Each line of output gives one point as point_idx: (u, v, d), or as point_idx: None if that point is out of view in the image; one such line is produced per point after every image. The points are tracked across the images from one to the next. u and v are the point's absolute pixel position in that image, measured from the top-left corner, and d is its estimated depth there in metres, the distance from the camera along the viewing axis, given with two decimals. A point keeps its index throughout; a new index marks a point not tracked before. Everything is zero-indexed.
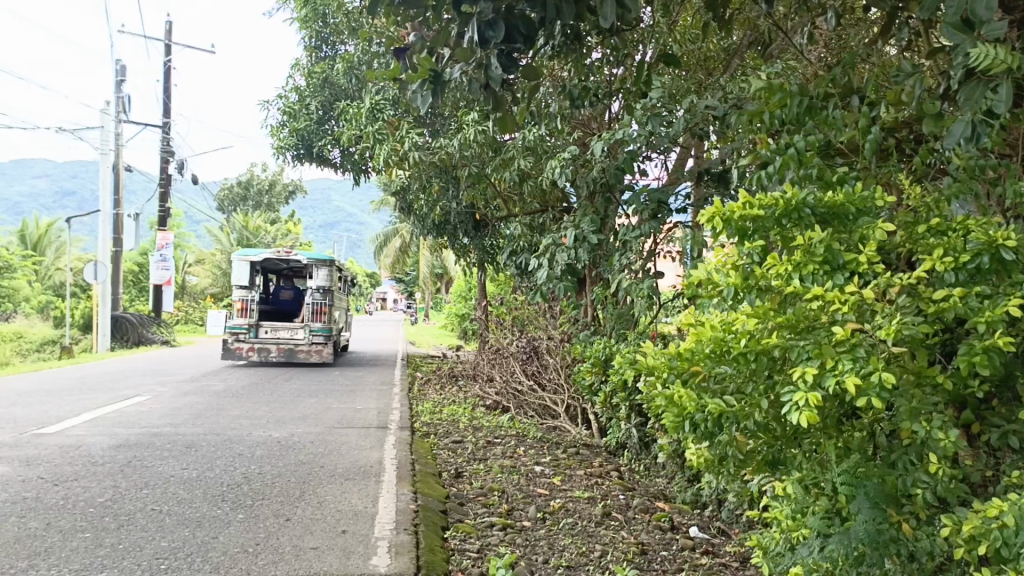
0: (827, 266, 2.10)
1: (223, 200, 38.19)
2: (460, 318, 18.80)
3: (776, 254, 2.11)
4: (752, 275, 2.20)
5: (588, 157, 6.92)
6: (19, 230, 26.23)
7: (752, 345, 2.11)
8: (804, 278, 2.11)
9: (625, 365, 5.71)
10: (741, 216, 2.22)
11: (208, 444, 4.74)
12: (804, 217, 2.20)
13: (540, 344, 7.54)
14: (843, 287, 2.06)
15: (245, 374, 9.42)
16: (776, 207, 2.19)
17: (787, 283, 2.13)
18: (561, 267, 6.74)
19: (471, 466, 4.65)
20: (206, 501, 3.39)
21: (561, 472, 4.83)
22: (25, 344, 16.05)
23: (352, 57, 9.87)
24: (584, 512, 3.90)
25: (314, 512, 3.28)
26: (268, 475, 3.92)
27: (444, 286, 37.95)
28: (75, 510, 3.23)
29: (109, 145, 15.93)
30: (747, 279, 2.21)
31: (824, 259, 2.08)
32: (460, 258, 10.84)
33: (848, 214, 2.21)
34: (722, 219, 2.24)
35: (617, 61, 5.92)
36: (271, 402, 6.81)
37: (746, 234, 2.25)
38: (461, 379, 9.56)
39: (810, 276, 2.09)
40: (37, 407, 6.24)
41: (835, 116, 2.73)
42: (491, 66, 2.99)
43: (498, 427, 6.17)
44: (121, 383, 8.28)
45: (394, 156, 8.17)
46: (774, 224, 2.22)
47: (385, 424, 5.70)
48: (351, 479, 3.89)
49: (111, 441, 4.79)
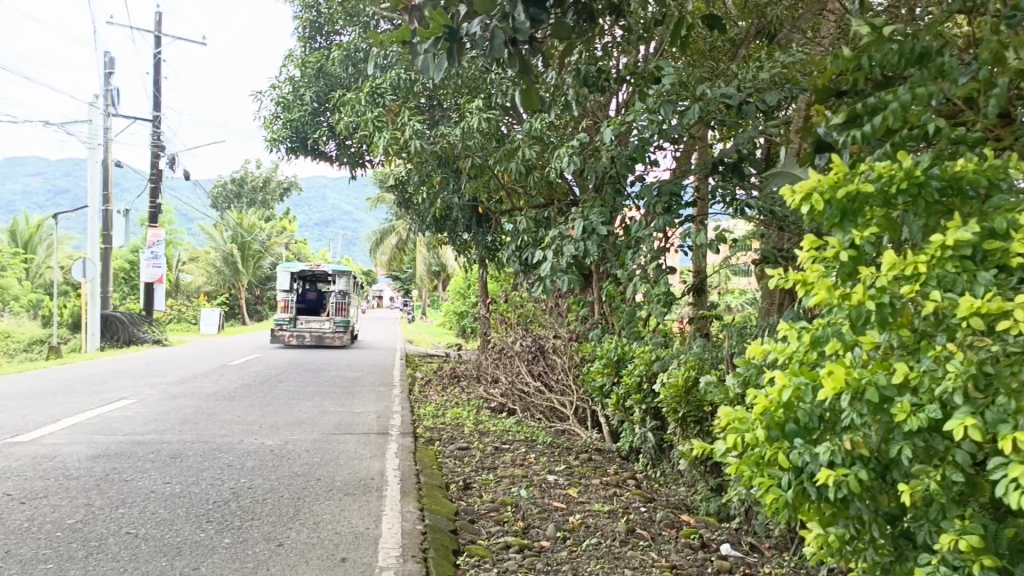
0: (968, 262, 1.78)
1: (217, 197, 37.75)
2: (459, 315, 18.45)
3: (894, 253, 1.79)
4: (871, 285, 1.85)
5: (598, 146, 6.60)
6: (9, 228, 25.77)
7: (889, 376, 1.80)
8: (941, 282, 1.79)
9: (640, 366, 5.36)
10: (844, 195, 1.92)
11: (195, 453, 4.39)
12: (925, 192, 1.91)
13: (546, 343, 7.19)
14: (990, 286, 1.74)
15: (238, 375, 9.04)
16: (886, 178, 1.90)
17: (918, 287, 1.80)
18: (566, 262, 6.34)
19: (480, 476, 4.30)
20: (189, 523, 3.04)
21: (576, 482, 4.47)
22: (11, 344, 15.64)
23: (349, 45, 9.52)
24: (607, 528, 3.54)
25: (310, 536, 2.93)
26: (258, 489, 3.57)
27: (442, 283, 37.54)
28: (40, 534, 2.88)
29: (98, 138, 15.54)
30: (872, 294, 1.84)
31: (961, 253, 1.77)
32: (461, 254, 10.50)
33: (972, 189, 1.91)
34: (821, 200, 1.95)
35: (630, 42, 5.59)
36: (264, 405, 6.45)
37: (848, 214, 1.96)
38: (463, 379, 9.21)
39: (946, 278, 1.78)
40: (15, 411, 5.87)
41: (908, 86, 2.39)
42: (520, 15, 2.77)
43: (506, 432, 5.83)
44: (106, 385, 7.89)
45: (394, 145, 7.80)
46: (882, 200, 1.93)
47: (386, 429, 5.35)
48: (350, 495, 3.54)
49: (89, 451, 4.43)
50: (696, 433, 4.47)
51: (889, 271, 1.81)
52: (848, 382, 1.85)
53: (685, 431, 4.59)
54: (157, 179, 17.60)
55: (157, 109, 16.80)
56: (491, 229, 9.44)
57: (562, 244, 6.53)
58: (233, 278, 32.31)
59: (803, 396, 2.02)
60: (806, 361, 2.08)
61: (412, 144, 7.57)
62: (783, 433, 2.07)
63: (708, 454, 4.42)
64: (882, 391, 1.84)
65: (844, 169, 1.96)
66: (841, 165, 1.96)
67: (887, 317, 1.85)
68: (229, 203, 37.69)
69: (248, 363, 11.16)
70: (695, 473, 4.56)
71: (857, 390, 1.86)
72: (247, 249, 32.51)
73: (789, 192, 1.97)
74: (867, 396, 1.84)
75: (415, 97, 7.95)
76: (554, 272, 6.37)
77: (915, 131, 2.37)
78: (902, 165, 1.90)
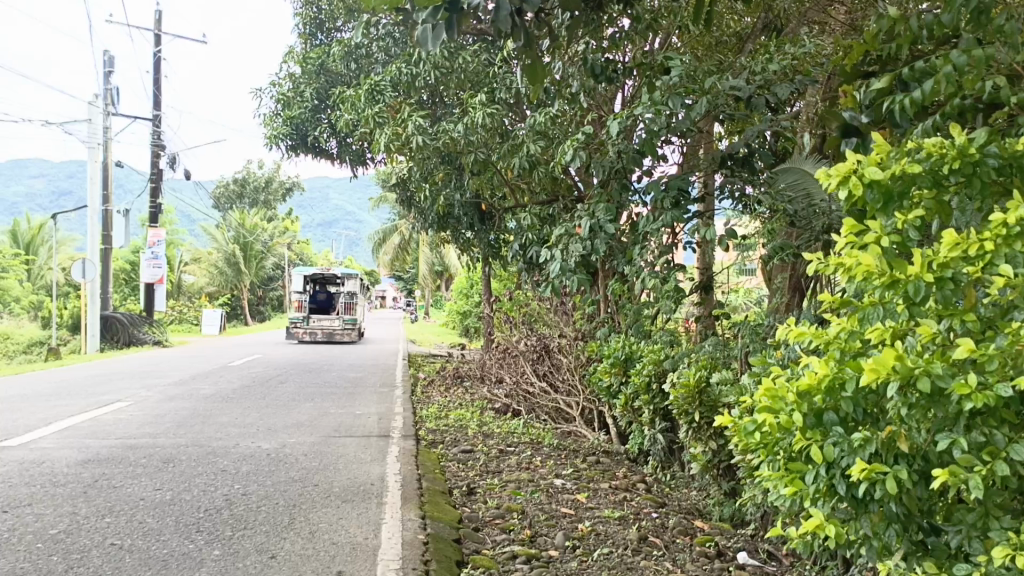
0: None
1: (219, 197, 37.62)
2: (462, 314, 18.28)
3: (954, 231, 1.68)
4: (930, 263, 1.72)
5: (604, 140, 6.43)
6: (11, 230, 25.65)
7: (946, 363, 1.63)
8: (1006, 263, 1.66)
9: (651, 365, 5.20)
10: (892, 174, 1.81)
11: (189, 458, 4.23)
12: (982, 172, 1.82)
13: (552, 342, 7.02)
14: None
15: (237, 376, 8.88)
16: (936, 156, 1.83)
17: (980, 268, 1.67)
18: (574, 261, 6.17)
19: (484, 481, 4.13)
20: (177, 533, 2.88)
21: (584, 486, 4.30)
22: (11, 346, 15.52)
23: (349, 40, 9.36)
24: (618, 536, 3.37)
25: (305, 547, 2.77)
26: (253, 497, 3.41)
27: (445, 283, 37.34)
28: (19, 546, 2.72)
29: (97, 138, 15.41)
30: (936, 270, 1.71)
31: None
32: (464, 253, 10.33)
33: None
34: (864, 179, 1.83)
35: (638, 33, 5.44)
36: (263, 407, 6.29)
37: (893, 197, 1.84)
38: (467, 380, 9.03)
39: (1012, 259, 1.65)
40: (7, 415, 5.72)
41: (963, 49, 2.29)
42: None
43: (511, 434, 5.66)
44: (102, 387, 7.73)
45: (395, 142, 7.62)
46: (932, 180, 1.84)
47: (387, 432, 5.19)
48: (348, 502, 3.38)
49: (80, 456, 4.27)
50: (709, 435, 4.29)
51: (951, 251, 1.69)
52: (897, 370, 1.66)
53: (696, 435, 4.36)
54: (157, 179, 17.46)
55: (157, 109, 16.66)
56: (494, 227, 9.27)
57: (568, 242, 6.36)
58: (235, 279, 32.18)
59: (842, 389, 1.85)
60: (845, 352, 1.90)
61: (413, 140, 7.40)
62: (819, 428, 1.90)
63: (720, 456, 4.27)
64: (936, 381, 1.66)
65: (889, 149, 1.88)
66: (887, 144, 1.88)
67: (943, 300, 1.71)
68: (231, 204, 37.58)
69: (247, 365, 10.99)
70: (707, 475, 4.40)
71: (907, 378, 1.68)
72: (249, 250, 32.38)
73: (830, 170, 1.86)
74: (920, 387, 1.66)
75: (417, 92, 7.78)
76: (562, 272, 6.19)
77: (960, 101, 2.31)
78: (953, 142, 1.83)
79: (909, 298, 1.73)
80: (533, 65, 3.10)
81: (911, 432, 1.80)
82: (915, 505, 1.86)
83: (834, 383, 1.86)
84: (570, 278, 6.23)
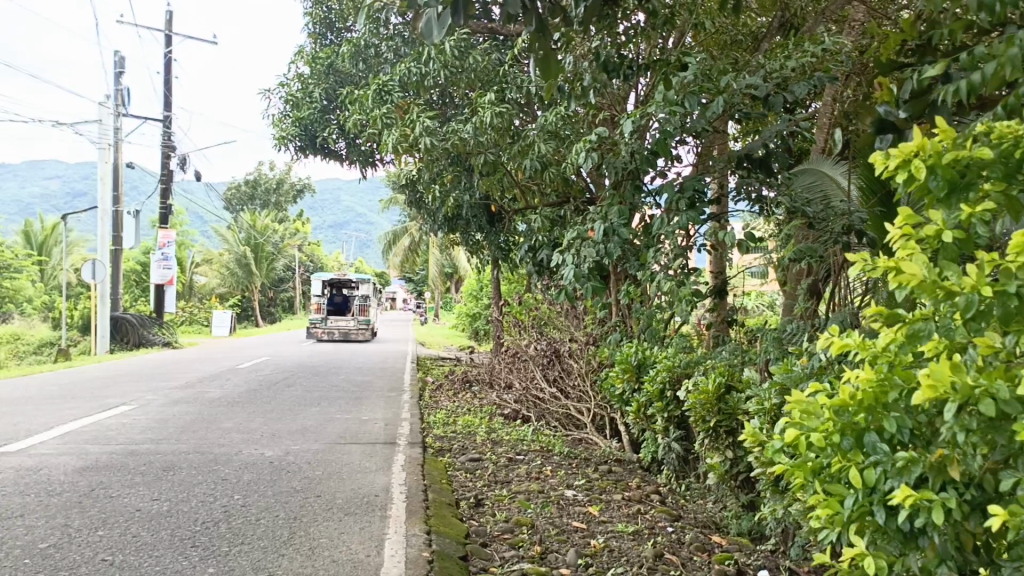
0: None
1: (231, 199, 37.69)
2: (472, 317, 18.15)
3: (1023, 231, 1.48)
4: (990, 269, 1.54)
5: (617, 141, 6.29)
6: (23, 231, 25.76)
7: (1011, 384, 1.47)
8: None
9: (666, 371, 5.05)
10: (955, 164, 1.63)
11: (190, 465, 4.11)
12: None
13: (562, 347, 6.87)
14: None
15: (244, 380, 8.78)
16: (1008, 142, 1.63)
17: None
18: (587, 266, 6.02)
19: (492, 492, 3.99)
20: (171, 549, 2.75)
21: (596, 497, 4.15)
22: (21, 347, 15.52)
23: (359, 40, 9.26)
24: (632, 552, 3.22)
25: (304, 564, 2.64)
26: (252, 508, 3.29)
27: (455, 285, 37.24)
28: (6, 561, 2.60)
29: (107, 139, 15.39)
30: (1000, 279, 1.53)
31: None
32: (474, 255, 10.19)
33: None
34: (923, 168, 1.66)
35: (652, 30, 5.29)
36: (268, 412, 6.17)
37: (957, 189, 1.66)
38: (476, 384, 8.88)
39: None
40: (8, 419, 5.63)
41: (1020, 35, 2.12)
42: None
43: (521, 441, 5.51)
44: (107, 390, 7.65)
45: (404, 142, 7.49)
46: (1001, 171, 1.64)
47: (393, 439, 5.06)
48: (351, 515, 3.25)
49: (78, 463, 4.16)
50: (726, 446, 4.13)
51: (1018, 256, 1.51)
52: (951, 389, 1.51)
53: (713, 444, 4.19)
54: (167, 180, 17.44)
55: (167, 110, 16.63)
56: (504, 229, 9.14)
57: (580, 246, 6.21)
58: (246, 280, 32.20)
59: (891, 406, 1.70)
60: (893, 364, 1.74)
61: (422, 140, 7.26)
62: (859, 448, 1.76)
63: (738, 467, 4.11)
64: (998, 405, 1.50)
65: (955, 135, 1.68)
66: (949, 128, 1.69)
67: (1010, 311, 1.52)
68: (242, 205, 37.64)
69: (255, 367, 10.88)
70: (724, 487, 4.24)
71: (965, 399, 1.53)
72: (260, 251, 32.39)
73: (885, 155, 1.70)
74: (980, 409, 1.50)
75: (426, 92, 7.66)
76: (576, 278, 6.06)
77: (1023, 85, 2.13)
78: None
79: (967, 309, 1.56)
80: (547, 56, 2.95)
81: (966, 458, 1.65)
82: (966, 535, 1.72)
83: (877, 397, 1.71)
84: (583, 284, 6.08)
